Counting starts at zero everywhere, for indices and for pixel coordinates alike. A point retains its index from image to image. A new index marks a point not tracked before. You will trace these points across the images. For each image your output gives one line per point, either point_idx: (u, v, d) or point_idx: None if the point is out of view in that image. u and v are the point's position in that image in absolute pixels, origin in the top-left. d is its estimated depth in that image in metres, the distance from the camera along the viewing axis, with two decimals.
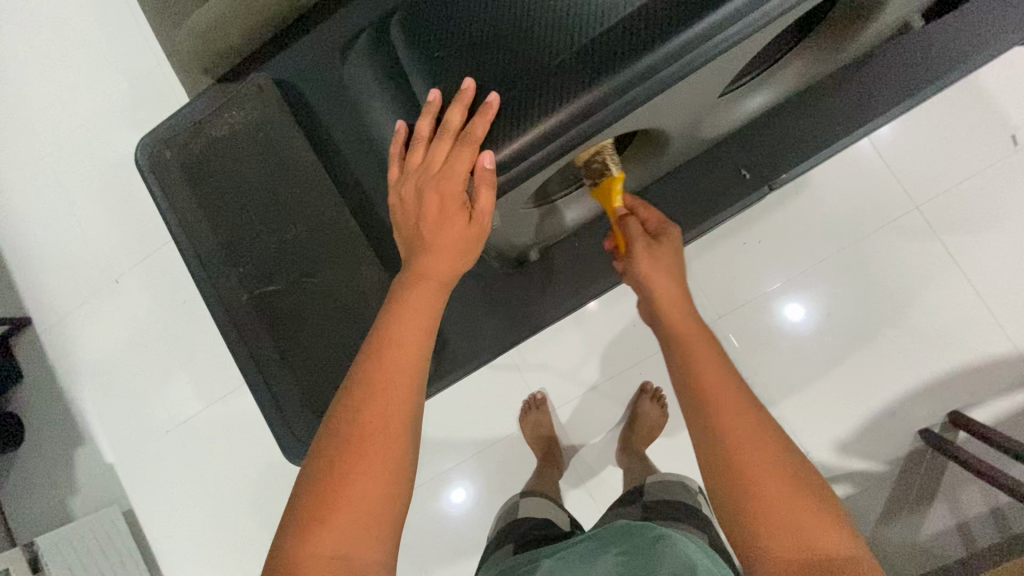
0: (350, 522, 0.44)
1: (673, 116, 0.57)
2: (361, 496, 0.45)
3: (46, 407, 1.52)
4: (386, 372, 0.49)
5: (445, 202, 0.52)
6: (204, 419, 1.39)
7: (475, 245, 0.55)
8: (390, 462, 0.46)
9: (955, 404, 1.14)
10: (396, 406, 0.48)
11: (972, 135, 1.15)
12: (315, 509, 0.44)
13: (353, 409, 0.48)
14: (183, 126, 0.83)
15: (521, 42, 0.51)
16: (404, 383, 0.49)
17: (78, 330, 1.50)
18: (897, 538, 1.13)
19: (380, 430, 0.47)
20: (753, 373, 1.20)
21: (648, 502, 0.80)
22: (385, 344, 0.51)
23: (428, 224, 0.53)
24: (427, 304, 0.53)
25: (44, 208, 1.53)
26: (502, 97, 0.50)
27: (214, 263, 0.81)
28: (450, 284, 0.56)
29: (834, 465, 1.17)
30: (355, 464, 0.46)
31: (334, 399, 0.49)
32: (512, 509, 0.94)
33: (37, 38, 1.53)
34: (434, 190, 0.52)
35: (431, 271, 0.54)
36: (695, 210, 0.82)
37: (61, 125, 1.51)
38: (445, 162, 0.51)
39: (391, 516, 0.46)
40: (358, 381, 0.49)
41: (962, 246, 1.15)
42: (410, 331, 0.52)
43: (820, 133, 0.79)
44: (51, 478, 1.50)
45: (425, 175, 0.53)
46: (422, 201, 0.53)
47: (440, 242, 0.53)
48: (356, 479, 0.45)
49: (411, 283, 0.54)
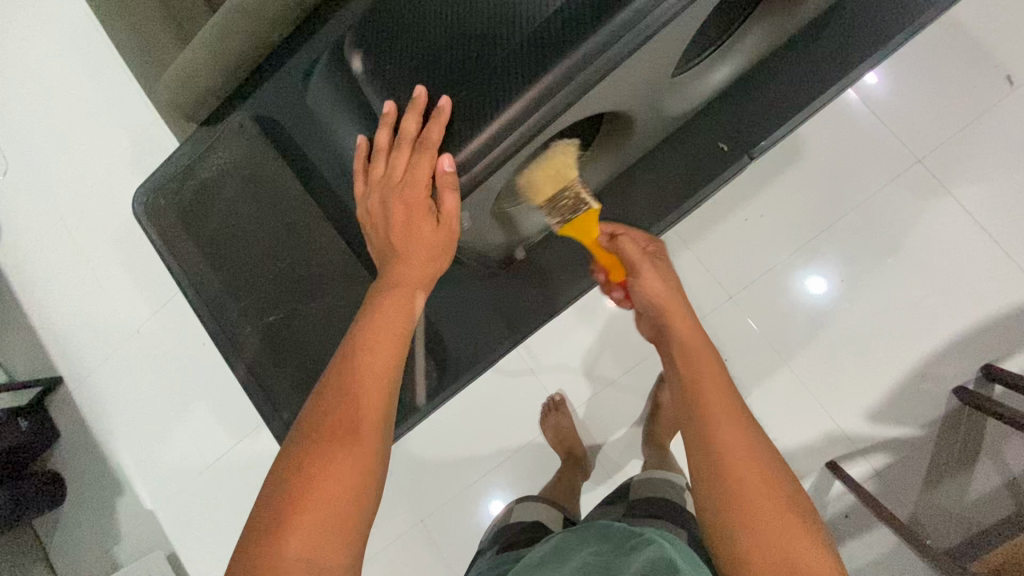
0: (320, 523, 0.45)
1: (628, 98, 0.57)
2: (329, 498, 0.46)
3: (84, 461, 1.56)
4: (359, 378, 0.51)
5: (413, 209, 0.54)
6: (234, 456, 1.41)
7: (447, 249, 0.56)
8: (361, 464, 0.48)
9: (987, 357, 1.10)
10: (367, 414, 0.50)
11: (966, 80, 1.12)
12: (283, 512, 0.46)
13: (325, 414, 0.50)
14: (174, 171, 0.86)
15: (465, 47, 0.52)
16: (377, 388, 0.51)
17: (106, 382, 1.54)
18: (943, 502, 1.09)
19: (352, 436, 0.49)
20: (770, 348, 1.17)
21: (635, 501, 0.86)
22: (359, 351, 0.52)
23: (398, 233, 0.55)
24: (403, 312, 0.55)
25: (64, 270, 1.59)
26: (453, 102, 0.52)
27: (217, 299, 0.84)
28: (427, 290, 0.57)
29: (868, 434, 1.13)
30: (328, 465, 0.47)
31: (309, 404, 0.51)
32: (506, 514, 0.97)
33: (41, 109, 1.60)
34: (400, 200, 0.53)
35: (406, 280, 0.56)
36: (678, 190, 0.83)
37: (72, 190, 1.58)
38: (407, 171, 0.53)
39: (361, 516, 0.48)
40: (331, 387, 0.51)
41: (971, 195, 1.11)
42: (383, 338, 0.53)
43: (794, 96, 0.78)
44: (96, 529, 1.55)
45: (390, 187, 0.54)
46: (389, 211, 0.54)
47: (412, 250, 0.55)
48: (325, 482, 0.47)
49: (386, 291, 0.56)
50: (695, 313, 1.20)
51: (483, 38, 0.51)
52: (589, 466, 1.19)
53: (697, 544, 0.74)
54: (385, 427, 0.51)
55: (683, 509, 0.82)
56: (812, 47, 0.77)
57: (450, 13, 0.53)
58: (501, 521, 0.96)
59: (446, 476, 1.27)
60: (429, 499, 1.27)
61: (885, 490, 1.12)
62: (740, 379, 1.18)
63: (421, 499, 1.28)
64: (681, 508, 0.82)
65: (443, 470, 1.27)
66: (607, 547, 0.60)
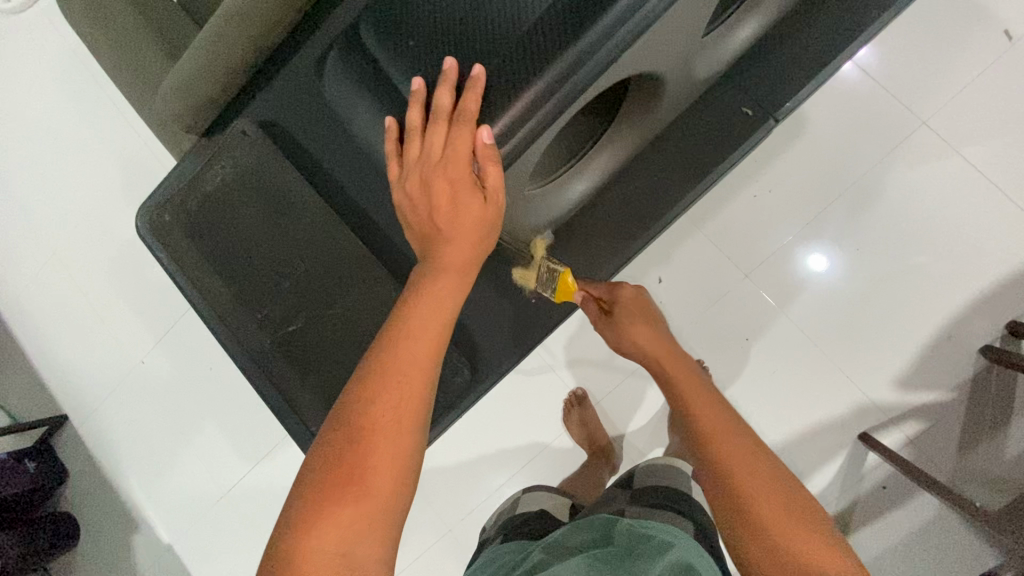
0: (357, 520, 0.43)
1: (662, 58, 0.55)
2: (369, 491, 0.44)
3: (95, 499, 1.52)
4: (400, 365, 0.48)
5: (457, 187, 0.51)
6: (251, 480, 1.37)
7: (491, 229, 0.54)
8: (405, 456, 0.46)
9: (1011, 315, 1.09)
10: (408, 403, 0.47)
11: (962, 39, 1.11)
12: (317, 504, 0.44)
13: (364, 403, 0.47)
14: (178, 184, 0.83)
15: (491, 16, 0.50)
16: (418, 378, 0.48)
17: (113, 417, 1.50)
18: (980, 465, 1.07)
19: (395, 427, 0.46)
20: (792, 325, 1.15)
21: (640, 487, 0.83)
22: (401, 338, 0.50)
23: (442, 215, 0.53)
24: (448, 296, 0.52)
25: (60, 305, 1.55)
26: (486, 71, 0.50)
27: (231, 314, 0.80)
28: (471, 273, 0.55)
29: (899, 403, 1.11)
30: (368, 457, 0.45)
31: (344, 391, 0.49)
32: (513, 504, 0.94)
33: (26, 144, 1.57)
34: (441, 177, 0.51)
35: (450, 262, 0.53)
36: (701, 158, 0.81)
37: (63, 223, 1.54)
38: (445, 148, 0.51)
39: (395, 512, 0.46)
40: (370, 374, 0.48)
41: (978, 153, 1.11)
42: (427, 324, 0.51)
43: (814, 54, 0.77)
44: (112, 568, 1.50)
45: (426, 165, 0.52)
46: (431, 192, 0.52)
47: (456, 231, 0.53)
48: (367, 474, 0.45)
49: (430, 277, 0.53)
50: (710, 294, 1.19)
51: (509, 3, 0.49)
52: (616, 459, 1.16)
53: (701, 537, 0.71)
54: (424, 420, 0.48)
55: (691, 500, 0.79)
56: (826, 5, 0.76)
57: None
58: (506, 511, 0.93)
59: (471, 483, 1.23)
60: (455, 509, 1.24)
61: (921, 458, 1.10)
62: (763, 358, 1.16)
63: (446, 509, 1.24)
64: (687, 496, 0.79)
65: (468, 477, 1.24)
66: (617, 549, 0.59)
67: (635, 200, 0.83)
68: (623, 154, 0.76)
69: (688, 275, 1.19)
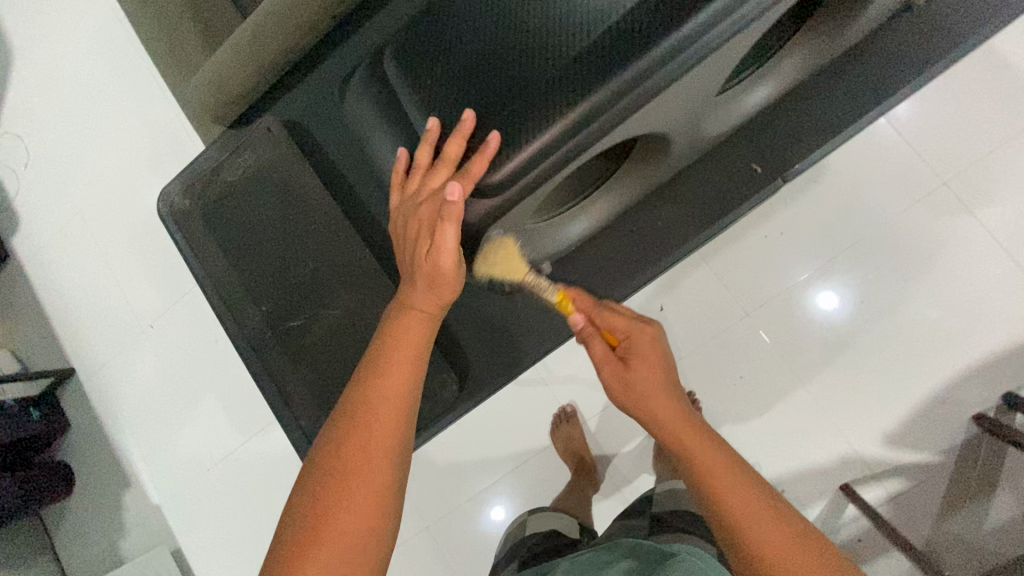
0: (336, 560, 0.45)
1: (672, 118, 0.59)
2: (347, 529, 0.46)
3: (93, 453, 1.57)
4: (372, 406, 0.51)
5: (427, 233, 0.57)
6: (242, 454, 1.41)
7: (453, 280, 0.58)
8: (381, 494, 0.49)
9: (1009, 386, 1.08)
10: (380, 440, 0.50)
11: (995, 100, 1.11)
12: (300, 547, 0.46)
13: (340, 443, 0.50)
14: (200, 173, 0.86)
15: (507, 68, 0.54)
16: (390, 416, 0.51)
17: (118, 377, 1.55)
18: (958, 531, 1.07)
19: (369, 465, 0.49)
20: (786, 367, 1.16)
21: (658, 514, 0.84)
22: (373, 378, 0.53)
23: (413, 253, 0.58)
24: (412, 334, 0.57)
25: (79, 262, 1.60)
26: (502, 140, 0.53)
27: (237, 305, 0.83)
28: (435, 316, 0.59)
29: (885, 459, 1.11)
30: (344, 500, 0.47)
31: (321, 434, 0.52)
32: (522, 525, 0.96)
33: (66, 103, 1.62)
34: (419, 219, 0.57)
35: (414, 303, 0.58)
36: (713, 207, 0.88)
37: (90, 184, 1.59)
38: (431, 195, 0.56)
39: (375, 551, 0.48)
40: (345, 415, 0.52)
41: (995, 218, 1.10)
42: (397, 361, 0.54)
43: (819, 127, 0.86)
44: (101, 521, 1.55)
45: (414, 204, 0.58)
46: (411, 229, 0.58)
47: (420, 274, 0.58)
48: (342, 513, 0.47)
49: (397, 314, 0.58)
50: (710, 328, 1.19)
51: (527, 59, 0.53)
52: (599, 479, 1.17)
53: None
54: (400, 458, 0.51)
55: (712, 526, 0.80)
56: (835, 89, 0.86)
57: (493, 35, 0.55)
58: (517, 533, 0.94)
59: (454, 485, 1.26)
60: (436, 507, 1.26)
61: (900, 517, 1.09)
62: (754, 398, 1.17)
63: (427, 507, 1.27)
64: (707, 521, 0.81)
65: (451, 478, 1.26)
66: (640, 562, 0.60)
67: (637, 237, 0.90)
68: (627, 198, 0.80)
69: (690, 305, 1.20)
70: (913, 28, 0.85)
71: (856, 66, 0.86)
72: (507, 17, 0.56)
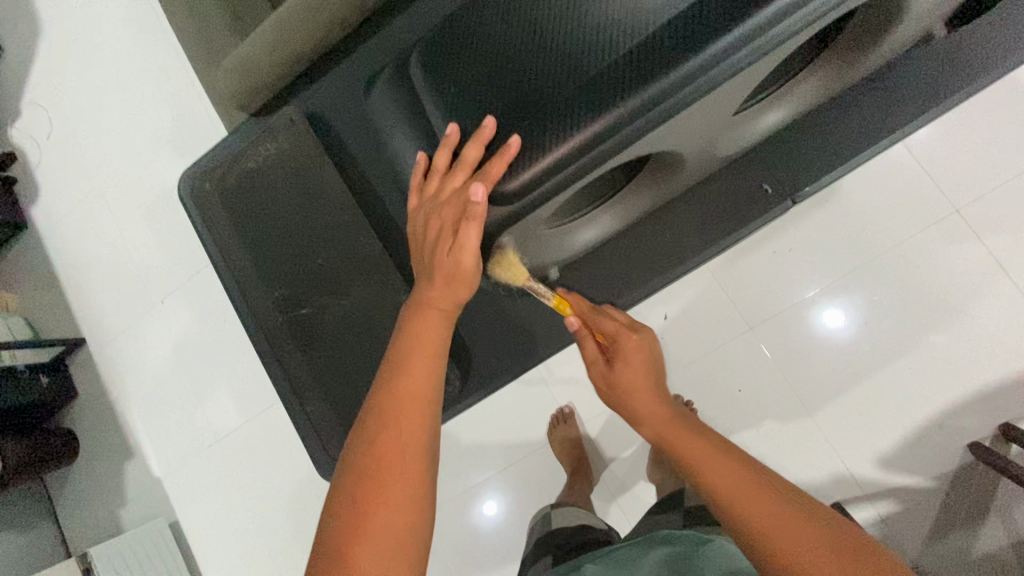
0: (378, 550, 0.47)
1: (686, 137, 0.61)
2: (387, 520, 0.48)
3: (98, 422, 1.60)
4: (400, 402, 0.53)
5: (445, 234, 0.59)
6: (244, 433, 1.44)
7: (470, 280, 0.60)
8: (415, 486, 0.50)
9: (1006, 417, 1.08)
10: (410, 434, 0.52)
11: (1014, 131, 1.10)
12: (344, 539, 0.47)
13: (371, 438, 0.52)
14: (221, 158, 0.88)
15: (528, 82, 0.56)
16: (416, 412, 0.53)
17: (127, 349, 1.58)
18: (946, 557, 1.07)
19: (401, 459, 0.51)
20: (785, 383, 1.17)
21: (691, 509, 0.84)
22: (395, 378, 0.55)
23: (432, 252, 0.60)
24: (432, 331, 0.59)
25: (97, 233, 1.63)
26: (522, 140, 0.55)
27: (252, 289, 0.85)
28: (453, 314, 0.61)
29: (878, 480, 1.12)
30: (382, 491, 0.49)
31: (351, 432, 0.54)
32: (546, 519, 0.97)
33: (92, 77, 1.64)
34: (438, 220, 0.59)
35: (432, 301, 0.59)
36: (725, 223, 0.89)
37: (110, 158, 1.62)
38: (451, 196, 0.58)
39: (413, 541, 0.49)
40: (374, 413, 0.53)
41: (1005, 249, 1.10)
42: (418, 358, 0.56)
43: (832, 153, 0.88)
44: (103, 489, 1.58)
45: (435, 205, 0.60)
46: (429, 228, 0.60)
47: (437, 274, 0.59)
48: (381, 504, 0.49)
49: (417, 314, 0.60)
50: (713, 340, 1.20)
51: (549, 76, 0.55)
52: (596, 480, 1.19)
53: None
54: (430, 452, 0.53)
55: None
56: (849, 116, 0.88)
57: (516, 49, 0.58)
58: (542, 527, 0.96)
59: (450, 478, 1.28)
60: None
61: (888, 539, 1.10)
62: (751, 410, 1.18)
63: None
64: None
65: (448, 471, 1.28)
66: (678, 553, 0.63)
67: (647, 249, 0.91)
68: (637, 209, 0.82)
69: (694, 315, 1.21)
70: (928, 61, 0.87)
71: (872, 93, 0.87)
72: (530, 27, 0.57)
